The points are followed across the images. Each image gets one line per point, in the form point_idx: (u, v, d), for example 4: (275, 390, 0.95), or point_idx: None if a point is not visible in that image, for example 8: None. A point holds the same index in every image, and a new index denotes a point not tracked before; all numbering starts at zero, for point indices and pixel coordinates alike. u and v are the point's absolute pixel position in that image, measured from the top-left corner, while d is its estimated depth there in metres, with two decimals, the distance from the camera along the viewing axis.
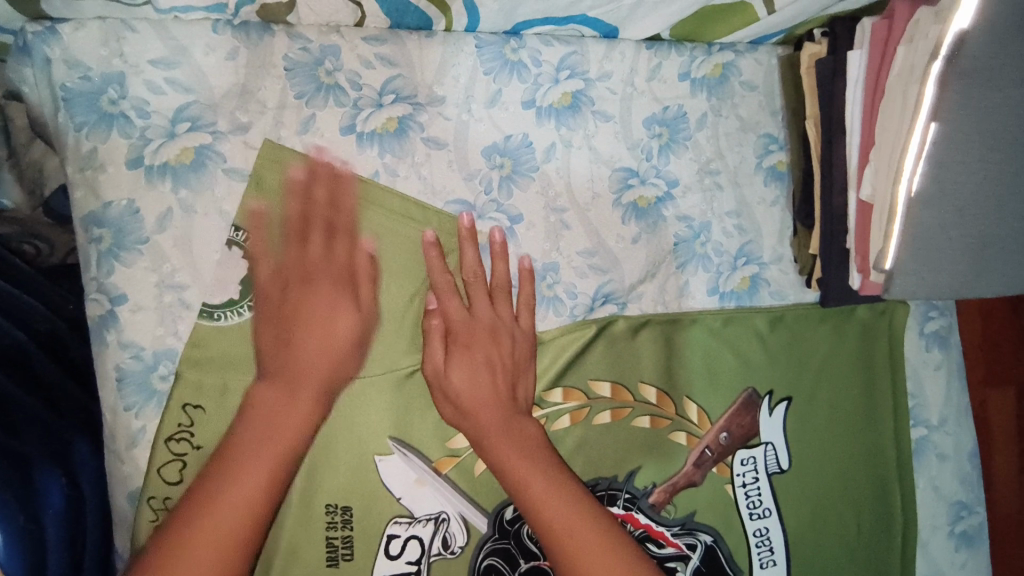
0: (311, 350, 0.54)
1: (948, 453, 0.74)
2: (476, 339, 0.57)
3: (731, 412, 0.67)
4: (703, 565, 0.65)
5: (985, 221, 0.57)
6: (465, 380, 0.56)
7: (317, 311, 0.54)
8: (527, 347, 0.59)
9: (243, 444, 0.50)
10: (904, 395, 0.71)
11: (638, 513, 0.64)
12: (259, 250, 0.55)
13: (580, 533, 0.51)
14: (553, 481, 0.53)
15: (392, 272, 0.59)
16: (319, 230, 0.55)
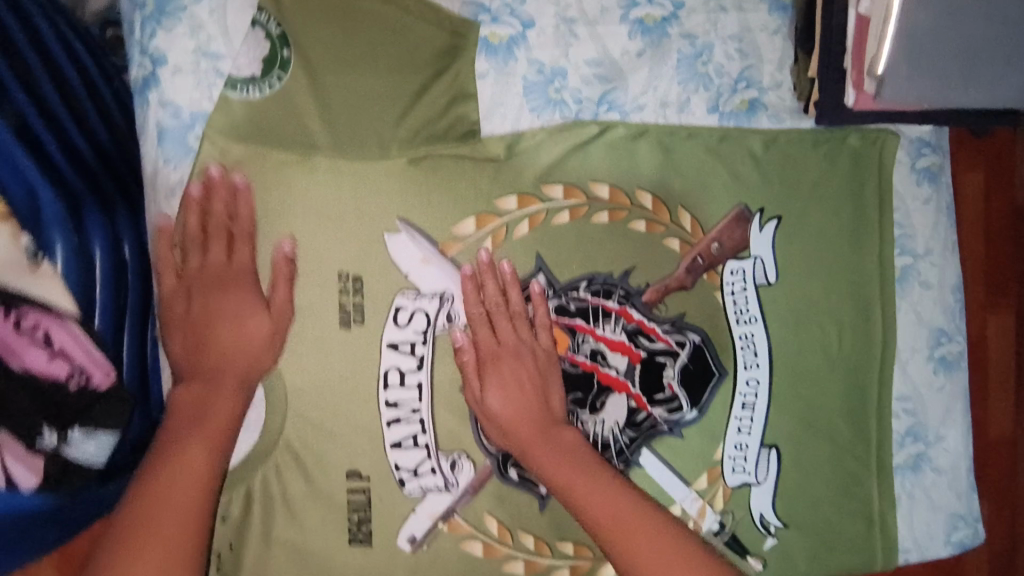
0: (224, 339, 0.57)
1: (931, 282, 0.76)
2: (506, 363, 0.62)
3: (723, 224, 0.71)
4: (690, 362, 0.71)
5: (977, 23, 0.60)
6: (504, 406, 0.61)
7: (217, 308, 0.57)
8: (550, 363, 0.63)
9: (173, 438, 0.53)
10: (890, 223, 0.75)
11: (631, 308, 0.69)
12: (207, 266, 0.58)
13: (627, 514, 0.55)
14: (594, 480, 0.57)
15: (404, 62, 0.63)
16: (218, 239, 0.58)
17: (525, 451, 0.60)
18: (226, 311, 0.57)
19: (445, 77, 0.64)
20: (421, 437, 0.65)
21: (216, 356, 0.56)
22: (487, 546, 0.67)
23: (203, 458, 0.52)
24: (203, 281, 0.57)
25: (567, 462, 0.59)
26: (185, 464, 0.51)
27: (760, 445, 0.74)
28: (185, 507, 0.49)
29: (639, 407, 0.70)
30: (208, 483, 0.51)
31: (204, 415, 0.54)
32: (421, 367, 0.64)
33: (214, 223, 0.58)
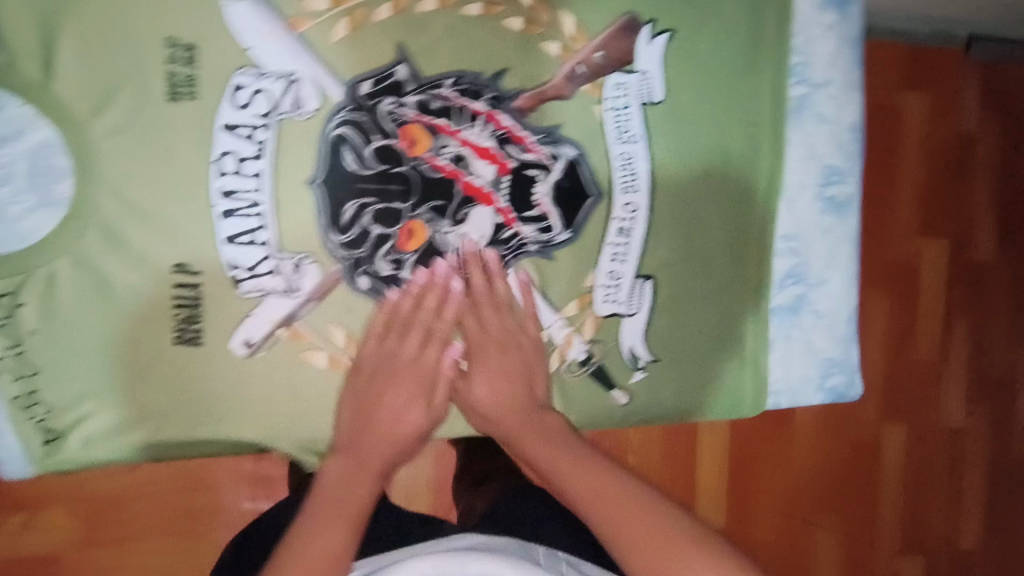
0: (381, 441, 0.63)
1: (826, 115, 0.73)
2: (395, 389, 0.64)
3: (608, 34, 0.67)
4: (564, 179, 0.67)
5: None
6: (491, 397, 0.66)
7: (387, 406, 0.64)
8: (458, 353, 0.67)
9: (323, 491, 0.58)
10: (788, 51, 0.71)
11: (500, 113, 0.64)
12: (395, 355, 0.64)
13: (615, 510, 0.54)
14: (551, 440, 0.62)
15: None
16: (411, 336, 0.65)
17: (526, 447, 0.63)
18: (396, 397, 0.64)
19: None
20: (261, 235, 0.60)
21: (370, 445, 0.62)
22: (334, 358, 0.64)
23: (337, 541, 0.53)
24: (390, 372, 0.64)
25: (546, 434, 0.63)
26: (349, 485, 0.59)
27: (635, 275, 0.71)
28: (344, 519, 0.56)
29: (506, 225, 0.67)
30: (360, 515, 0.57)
31: (347, 491, 0.58)
32: (262, 156, 0.58)
33: (423, 315, 0.65)
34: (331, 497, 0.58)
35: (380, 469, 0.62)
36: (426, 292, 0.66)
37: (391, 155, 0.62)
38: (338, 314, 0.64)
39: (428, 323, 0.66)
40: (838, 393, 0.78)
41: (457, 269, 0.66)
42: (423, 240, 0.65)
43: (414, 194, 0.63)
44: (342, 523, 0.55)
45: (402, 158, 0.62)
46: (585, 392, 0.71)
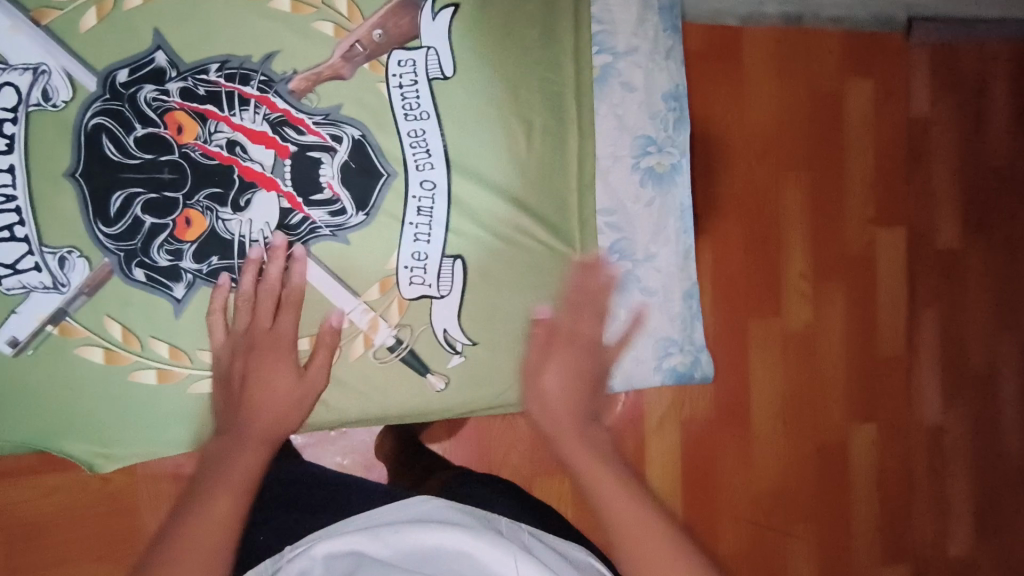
0: (261, 416, 0.60)
1: (634, 84, 0.72)
2: (255, 368, 0.61)
3: (386, 11, 0.66)
4: (351, 159, 0.65)
5: None
6: (438, 401, 0.65)
7: (258, 373, 0.61)
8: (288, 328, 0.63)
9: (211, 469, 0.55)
10: (586, 19, 0.70)
11: (273, 97, 0.63)
12: (255, 327, 0.62)
13: (644, 550, 0.50)
14: (620, 488, 0.55)
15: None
16: (266, 303, 0.62)
17: (597, 501, 0.55)
18: (252, 367, 0.61)
19: None
20: (19, 230, 0.58)
21: (257, 418, 0.60)
22: (109, 352, 0.61)
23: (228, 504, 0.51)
24: (246, 343, 0.62)
25: (510, 438, 0.63)
26: (228, 457, 0.56)
27: (442, 255, 0.68)
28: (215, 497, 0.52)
29: (294, 209, 0.64)
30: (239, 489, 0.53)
31: (225, 464, 0.55)
32: (12, 149, 0.58)
33: (270, 287, 0.62)
34: (215, 466, 0.55)
35: (265, 440, 0.59)
36: (210, 283, 0.63)
37: (156, 144, 0.61)
38: (113, 308, 0.61)
39: (213, 314, 0.63)
40: (680, 373, 0.76)
41: (243, 258, 0.64)
42: (203, 228, 0.62)
43: (186, 182, 0.61)
44: (234, 485, 0.53)
45: (170, 146, 0.61)
46: (394, 381, 0.68)
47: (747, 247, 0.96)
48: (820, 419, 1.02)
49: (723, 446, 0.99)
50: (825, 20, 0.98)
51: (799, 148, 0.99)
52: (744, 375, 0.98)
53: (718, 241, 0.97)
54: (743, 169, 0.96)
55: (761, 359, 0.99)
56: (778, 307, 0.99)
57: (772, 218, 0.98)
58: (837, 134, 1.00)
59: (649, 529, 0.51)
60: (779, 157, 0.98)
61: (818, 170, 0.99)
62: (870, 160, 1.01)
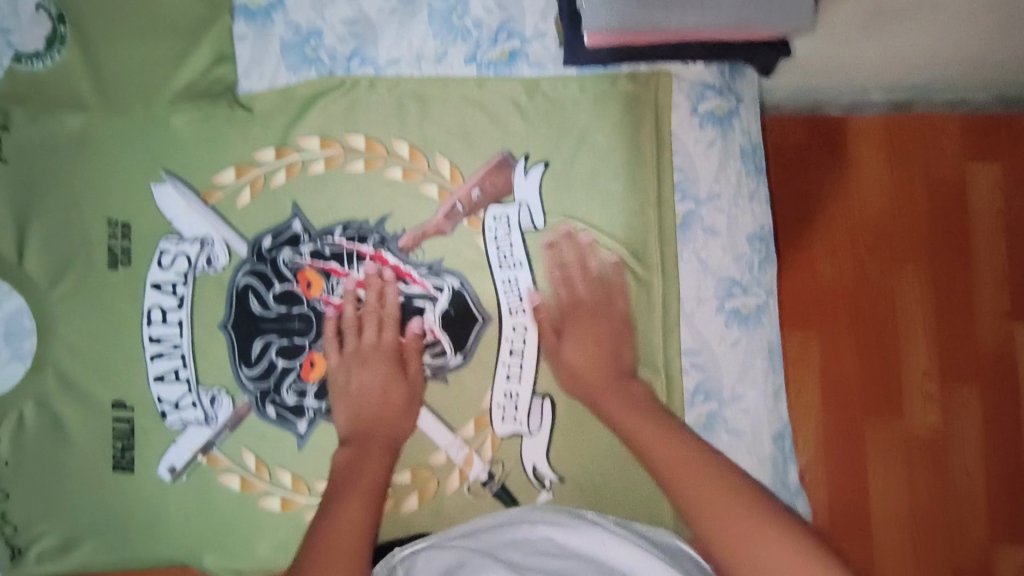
0: (373, 413, 0.69)
1: (717, 228, 0.74)
2: (356, 378, 0.70)
3: (484, 171, 0.74)
4: (451, 307, 0.73)
5: None
6: (581, 358, 0.70)
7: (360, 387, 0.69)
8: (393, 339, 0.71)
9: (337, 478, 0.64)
10: (669, 170, 0.74)
11: (387, 253, 0.72)
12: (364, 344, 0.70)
13: (728, 528, 0.52)
14: (665, 435, 0.61)
15: (166, 24, 0.70)
16: (370, 325, 0.71)
17: (676, 487, 0.57)
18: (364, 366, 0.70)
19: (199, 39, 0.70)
20: (182, 372, 0.70)
21: (371, 429, 0.68)
22: (244, 480, 0.70)
23: (371, 474, 0.64)
24: (358, 360, 0.70)
25: (658, 443, 0.61)
26: (359, 468, 0.65)
27: (532, 393, 0.72)
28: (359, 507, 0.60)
29: (400, 351, 0.72)
30: (361, 525, 0.58)
31: (357, 477, 0.64)
32: (182, 306, 0.70)
33: (369, 312, 0.71)
34: (348, 477, 0.64)
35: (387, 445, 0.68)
36: (328, 417, 0.71)
37: (290, 298, 0.71)
38: (249, 441, 0.71)
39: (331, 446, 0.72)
40: None
41: None
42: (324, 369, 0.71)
43: (313, 330, 0.72)
44: (360, 507, 0.60)
45: (301, 299, 0.71)
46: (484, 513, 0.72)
47: (859, 347, 0.99)
48: (965, 519, 0.97)
49: (847, 473, 0.98)
50: (939, 104, 1.00)
51: (921, 236, 1.01)
52: (865, 478, 0.98)
53: (832, 340, 1.00)
54: (851, 264, 1.01)
55: (883, 454, 0.98)
56: (901, 407, 0.99)
57: (887, 304, 1.00)
58: (963, 223, 1.01)
59: (720, 492, 0.54)
60: (892, 250, 1.01)
61: (939, 263, 1.01)
62: (1002, 258, 1.01)
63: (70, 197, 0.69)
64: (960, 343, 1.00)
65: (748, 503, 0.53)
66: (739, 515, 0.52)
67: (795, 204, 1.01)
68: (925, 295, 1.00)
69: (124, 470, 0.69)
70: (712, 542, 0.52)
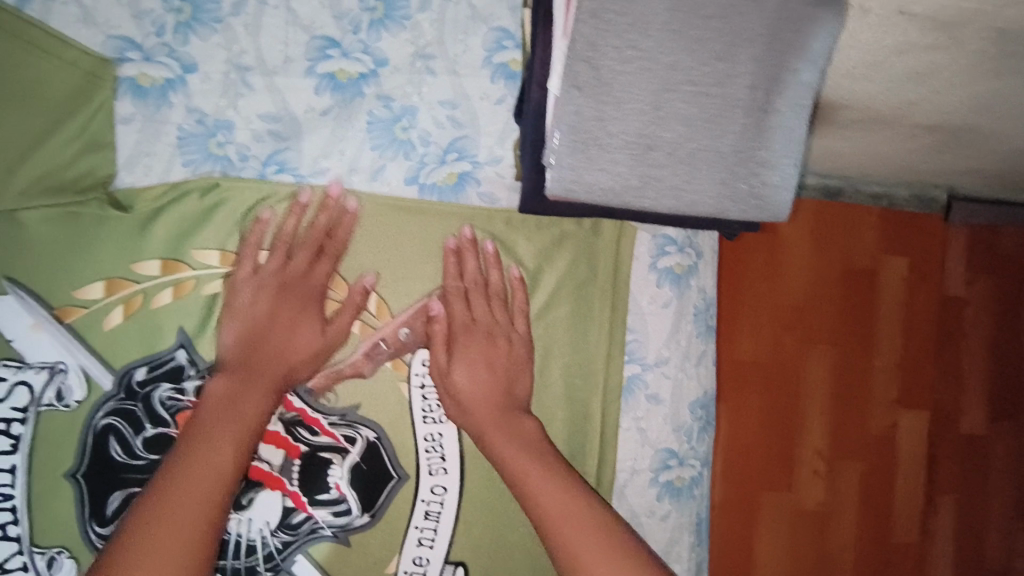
0: (272, 343, 0.57)
1: (661, 396, 0.70)
2: (277, 318, 0.58)
3: (415, 309, 0.64)
4: (362, 460, 0.63)
5: (675, 128, 0.53)
6: (470, 386, 0.61)
7: (285, 309, 0.58)
8: (315, 307, 0.60)
9: (197, 427, 0.51)
10: (621, 326, 0.68)
11: (292, 395, 0.62)
12: (290, 273, 0.59)
13: (552, 504, 0.52)
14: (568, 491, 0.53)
15: (25, 93, 0.56)
16: (309, 248, 0.60)
17: (525, 494, 0.54)
18: (285, 309, 0.58)
19: (67, 117, 0.57)
20: (11, 527, 0.56)
21: (270, 356, 0.57)
22: None
23: (225, 456, 0.50)
24: (277, 284, 0.59)
25: (518, 433, 0.58)
26: (236, 403, 0.53)
27: (444, 561, 0.65)
28: (198, 505, 0.46)
29: (297, 509, 0.62)
30: (230, 472, 0.49)
31: (234, 412, 0.52)
32: (16, 449, 0.56)
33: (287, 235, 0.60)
34: (224, 407, 0.53)
35: (276, 385, 0.56)
36: None
37: (164, 443, 0.59)
38: None
39: None
40: None
41: (237, 558, 0.61)
42: None
43: None
44: (227, 452, 0.50)
45: None
46: None
47: (761, 421, 0.91)
48: None
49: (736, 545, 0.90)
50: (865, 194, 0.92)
51: (836, 310, 0.94)
52: (751, 539, 0.90)
53: (737, 414, 0.91)
54: (767, 337, 0.92)
55: (770, 528, 0.91)
56: (793, 481, 0.92)
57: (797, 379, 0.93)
58: (871, 301, 0.95)
59: (565, 497, 0.53)
60: (805, 331, 0.93)
61: (846, 339, 0.95)
62: (900, 336, 0.97)
63: None
64: (848, 422, 0.95)
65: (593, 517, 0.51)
66: (551, 488, 0.53)
67: (728, 277, 0.91)
68: (829, 370, 0.94)
69: None
70: (520, 475, 0.55)
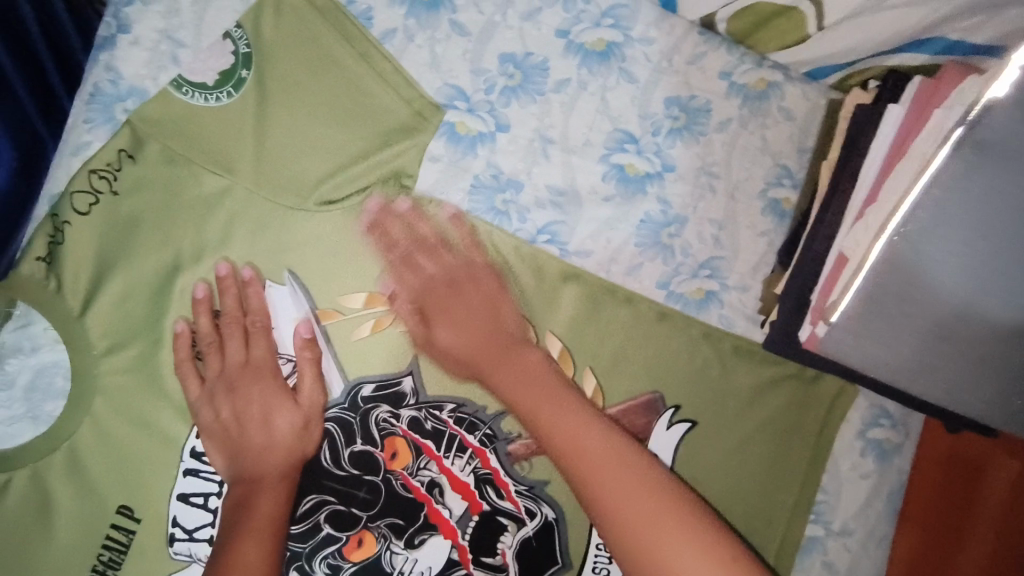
0: (449, 327, 0.60)
1: (836, 566, 0.67)
2: (258, 391, 0.58)
3: (628, 405, 0.64)
4: (534, 536, 0.63)
5: (973, 328, 0.53)
6: (457, 341, 0.60)
7: (455, 304, 0.60)
8: (483, 299, 0.60)
9: (246, 468, 0.57)
10: (814, 484, 0.67)
11: (490, 453, 0.63)
12: (445, 276, 0.61)
13: (631, 511, 0.45)
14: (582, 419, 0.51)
15: (360, 118, 0.62)
16: (426, 253, 0.61)
17: (617, 521, 0.45)
18: (465, 307, 0.60)
19: (383, 143, 0.62)
20: (212, 499, 0.58)
21: (453, 304, 0.60)
22: None
23: (271, 502, 0.55)
24: (445, 288, 0.61)
25: (521, 367, 0.57)
26: (252, 499, 0.55)
27: None
28: (259, 533, 0.53)
29: (460, 564, 0.62)
30: (281, 491, 0.56)
31: (268, 444, 0.57)
32: None
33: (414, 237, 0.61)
34: (239, 516, 0.54)
35: (305, 422, 0.59)
36: None
37: (367, 463, 0.61)
38: None
39: None
40: None
41: None
42: (370, 552, 0.61)
43: (377, 506, 0.61)
44: (276, 503, 0.55)
45: (378, 467, 0.61)
46: None
47: None
48: None
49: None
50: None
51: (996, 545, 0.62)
52: None
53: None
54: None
55: None
56: None
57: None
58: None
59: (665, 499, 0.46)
60: None
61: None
62: None
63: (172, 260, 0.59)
64: None
65: (665, 492, 0.47)
66: (673, 541, 0.44)
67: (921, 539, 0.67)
68: None
69: None
70: (573, 453, 0.49)
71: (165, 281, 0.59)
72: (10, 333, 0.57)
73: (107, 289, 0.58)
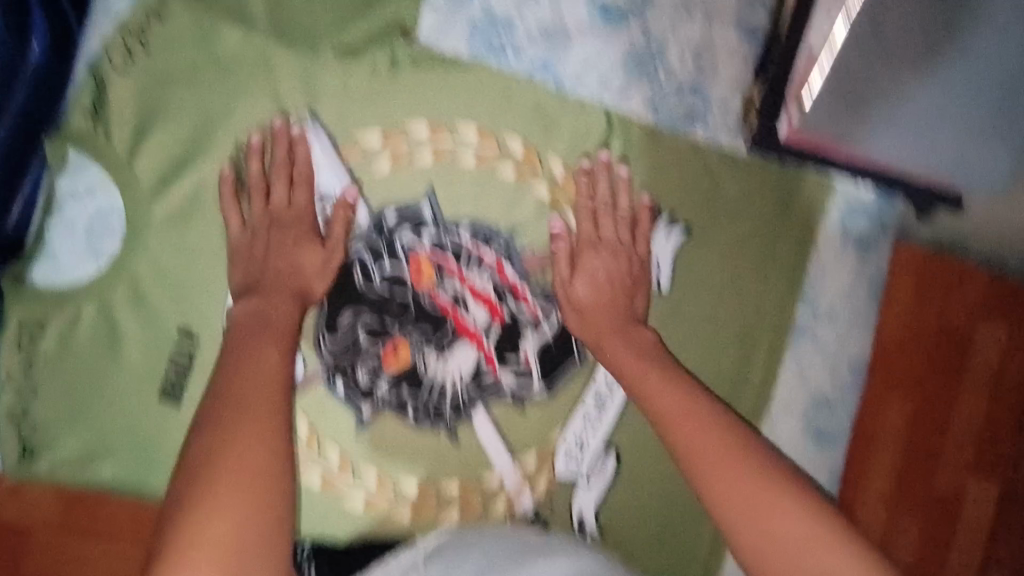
0: (591, 274, 0.68)
1: (826, 347, 0.75)
2: (275, 245, 0.62)
3: None
4: (552, 338, 0.70)
5: (933, 92, 0.57)
6: (590, 292, 0.68)
7: (595, 266, 0.68)
8: (638, 273, 0.70)
9: (244, 323, 0.58)
10: (801, 277, 0.74)
11: (507, 265, 0.69)
12: (591, 232, 0.69)
13: (663, 403, 0.60)
14: (665, 377, 0.62)
15: None
16: (609, 219, 0.69)
17: (673, 432, 0.58)
18: (609, 273, 0.68)
19: None
20: None
21: (593, 256, 0.68)
22: None
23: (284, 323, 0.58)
24: (591, 243, 0.69)
25: (627, 337, 0.66)
26: (267, 300, 0.59)
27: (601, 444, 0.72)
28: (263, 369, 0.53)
29: (488, 367, 0.70)
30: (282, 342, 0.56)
31: (284, 275, 0.61)
32: None
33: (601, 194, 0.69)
34: (255, 330, 0.57)
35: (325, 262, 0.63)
36: (395, 410, 0.68)
37: (396, 281, 0.67)
38: (309, 410, 0.67)
39: (386, 439, 0.68)
40: None
41: (429, 396, 0.69)
42: (407, 361, 0.68)
43: (410, 318, 0.68)
44: (273, 349, 0.55)
45: (406, 285, 0.68)
46: None
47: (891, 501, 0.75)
48: None
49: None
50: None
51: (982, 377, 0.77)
52: None
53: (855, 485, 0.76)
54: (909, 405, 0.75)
55: None
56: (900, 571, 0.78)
57: (932, 462, 0.76)
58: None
59: (684, 410, 0.59)
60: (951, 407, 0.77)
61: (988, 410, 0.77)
62: None
63: (201, 108, 0.64)
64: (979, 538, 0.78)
65: (719, 422, 0.57)
66: (700, 432, 0.56)
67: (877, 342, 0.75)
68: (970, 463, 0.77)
69: (173, 400, 0.64)
70: (633, 379, 0.63)
71: (197, 129, 0.64)
72: (64, 182, 0.63)
73: (148, 137, 0.64)
